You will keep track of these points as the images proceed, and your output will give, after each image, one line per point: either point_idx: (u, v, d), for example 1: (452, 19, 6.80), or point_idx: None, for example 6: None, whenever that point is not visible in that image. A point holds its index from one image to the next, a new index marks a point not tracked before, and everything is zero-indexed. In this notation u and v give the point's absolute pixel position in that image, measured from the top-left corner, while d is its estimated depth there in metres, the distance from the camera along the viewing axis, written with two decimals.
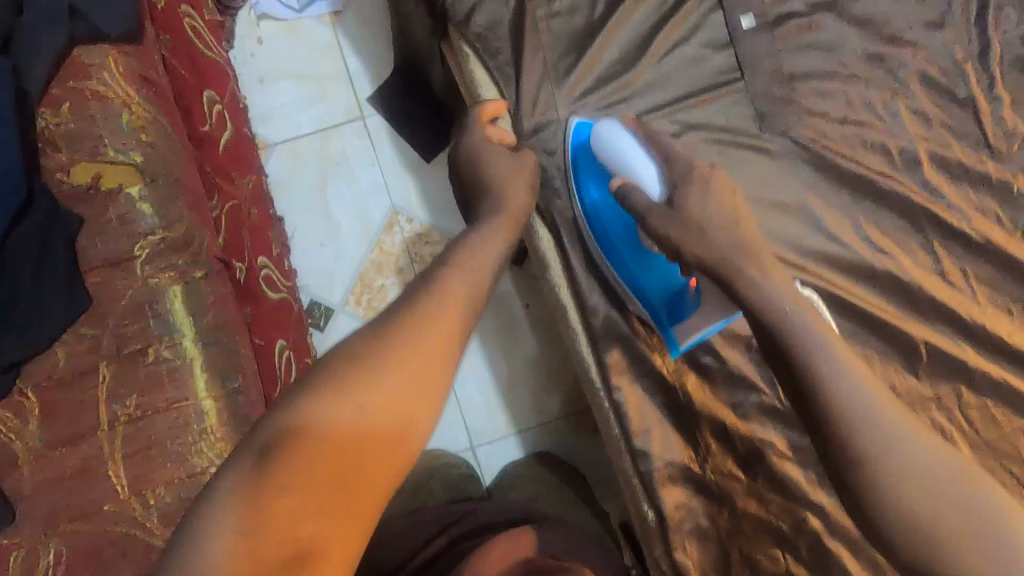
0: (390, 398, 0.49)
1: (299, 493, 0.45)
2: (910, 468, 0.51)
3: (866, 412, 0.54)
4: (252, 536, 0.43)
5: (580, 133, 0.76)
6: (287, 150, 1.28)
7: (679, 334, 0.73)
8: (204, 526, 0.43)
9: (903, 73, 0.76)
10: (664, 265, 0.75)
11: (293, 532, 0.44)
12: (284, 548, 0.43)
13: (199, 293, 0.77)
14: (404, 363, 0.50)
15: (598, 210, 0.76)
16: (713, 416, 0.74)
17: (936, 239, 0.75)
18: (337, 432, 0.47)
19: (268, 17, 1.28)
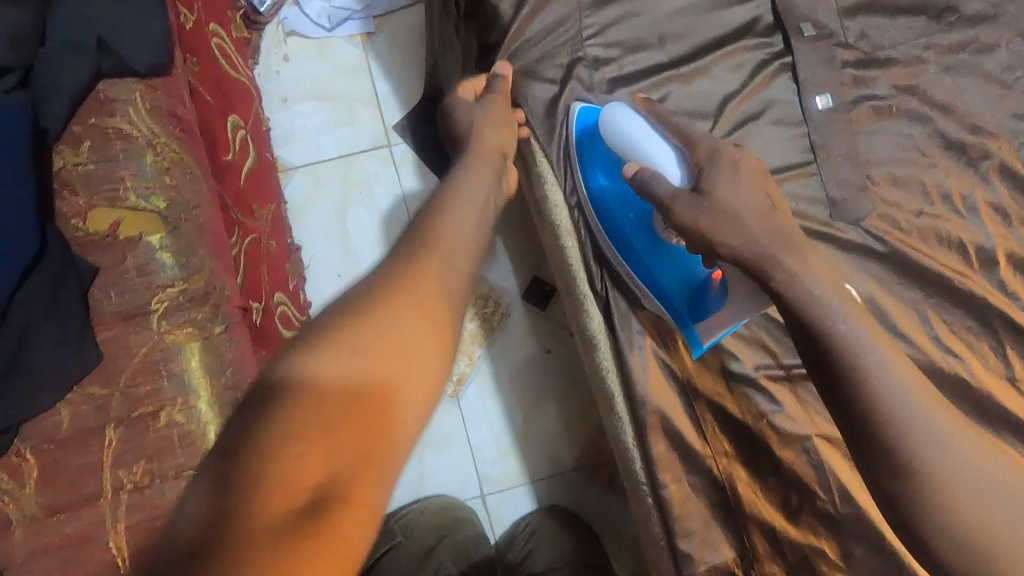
0: (387, 341, 0.45)
1: (305, 433, 0.40)
2: (952, 481, 0.50)
3: (912, 425, 0.51)
4: (259, 478, 0.38)
5: (585, 118, 0.70)
6: (308, 174, 1.22)
7: (702, 331, 0.67)
8: (205, 482, 0.38)
9: (983, 166, 0.70)
10: (681, 257, 0.70)
11: (304, 474, 0.38)
12: (299, 489, 0.38)
13: (217, 348, 0.71)
14: (396, 314, 0.47)
15: (609, 199, 0.72)
16: (763, 519, 0.68)
17: (1010, 343, 0.69)
18: (339, 372, 0.43)
19: (296, 34, 1.23)
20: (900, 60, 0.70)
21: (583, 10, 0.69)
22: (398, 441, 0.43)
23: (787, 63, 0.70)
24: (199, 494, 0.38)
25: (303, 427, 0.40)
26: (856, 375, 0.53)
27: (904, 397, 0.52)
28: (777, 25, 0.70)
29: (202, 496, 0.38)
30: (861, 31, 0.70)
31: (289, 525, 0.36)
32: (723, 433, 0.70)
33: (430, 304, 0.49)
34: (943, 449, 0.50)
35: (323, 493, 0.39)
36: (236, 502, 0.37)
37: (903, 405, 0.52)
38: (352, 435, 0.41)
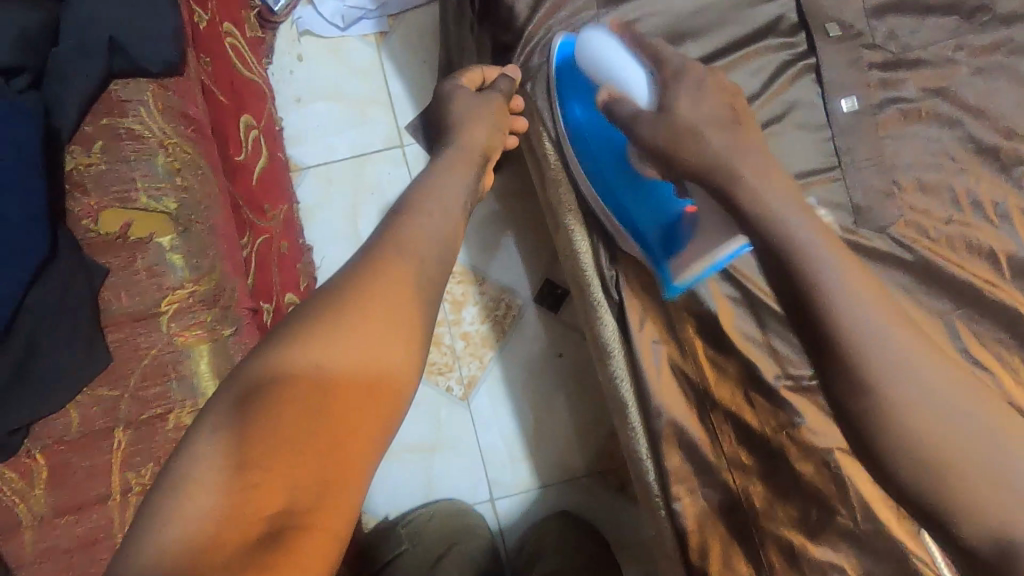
0: (347, 351, 0.45)
1: (266, 456, 0.41)
2: (926, 417, 0.45)
3: (887, 359, 0.47)
4: (224, 502, 0.39)
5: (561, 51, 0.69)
6: (320, 175, 1.21)
7: (674, 269, 0.65)
8: (174, 501, 0.39)
9: (1017, 172, 0.67)
10: (659, 192, 0.70)
11: (264, 499, 0.39)
12: (262, 513, 0.39)
13: (224, 351, 0.70)
14: (360, 319, 0.46)
15: (586, 134, 0.71)
16: (782, 536, 0.65)
17: None
18: (302, 390, 0.43)
19: (310, 33, 1.22)
20: (930, 61, 0.67)
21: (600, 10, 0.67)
22: (356, 456, 0.44)
23: (811, 65, 0.68)
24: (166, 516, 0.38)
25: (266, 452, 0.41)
26: (830, 312, 0.49)
27: (882, 332, 0.47)
28: (801, 24, 0.68)
29: (169, 518, 0.38)
30: (889, 31, 0.68)
31: (251, 552, 0.37)
32: (741, 446, 0.67)
33: (397, 312, 0.48)
34: (921, 385, 0.46)
35: (285, 516, 0.39)
36: (203, 526, 0.38)
37: (881, 340, 0.47)
38: (314, 457, 0.42)
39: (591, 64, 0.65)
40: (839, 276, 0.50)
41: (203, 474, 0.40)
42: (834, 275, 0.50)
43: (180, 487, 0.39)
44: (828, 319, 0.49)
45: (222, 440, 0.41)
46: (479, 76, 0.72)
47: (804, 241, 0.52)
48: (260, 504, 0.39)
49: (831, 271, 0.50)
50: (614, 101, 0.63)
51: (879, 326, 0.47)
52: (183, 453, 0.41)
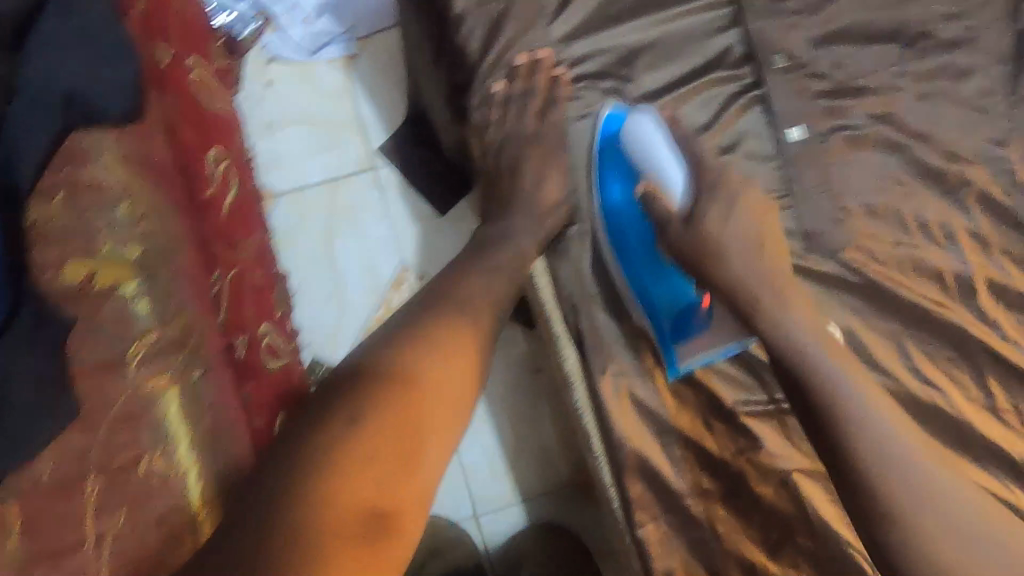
0: (399, 391, 0.57)
1: (348, 473, 0.53)
2: (925, 508, 0.57)
3: (892, 466, 0.58)
4: (324, 509, 0.51)
5: (609, 125, 0.70)
6: (294, 201, 1.22)
7: (680, 353, 0.68)
8: (284, 513, 0.50)
9: (962, 193, 0.69)
10: (672, 277, 0.72)
11: (354, 506, 0.52)
12: (359, 496, 0.53)
13: (197, 393, 0.74)
14: (406, 366, 0.58)
15: (619, 219, 0.72)
16: (743, 555, 0.67)
17: (992, 374, 0.68)
18: (370, 421, 0.55)
19: (278, 60, 1.22)
20: (875, 89, 0.69)
21: (552, 46, 0.68)
22: (416, 462, 0.56)
23: (756, 97, 0.69)
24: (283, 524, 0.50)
25: (353, 467, 0.53)
26: (846, 422, 0.59)
27: (890, 445, 0.58)
28: (748, 57, 0.69)
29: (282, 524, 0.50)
30: (836, 60, 0.68)
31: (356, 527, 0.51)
32: (705, 474, 0.68)
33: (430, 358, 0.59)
34: (924, 490, 0.57)
35: (372, 517, 0.52)
36: (309, 530, 0.50)
37: (889, 451, 0.58)
38: (386, 470, 0.54)
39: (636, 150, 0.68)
40: (857, 394, 0.60)
41: (306, 489, 0.51)
42: (852, 392, 0.60)
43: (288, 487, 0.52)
44: (846, 428, 0.59)
45: (306, 462, 0.52)
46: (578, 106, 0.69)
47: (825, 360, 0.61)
48: (359, 488, 0.53)
49: (850, 388, 0.60)
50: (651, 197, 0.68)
51: (888, 440, 0.59)
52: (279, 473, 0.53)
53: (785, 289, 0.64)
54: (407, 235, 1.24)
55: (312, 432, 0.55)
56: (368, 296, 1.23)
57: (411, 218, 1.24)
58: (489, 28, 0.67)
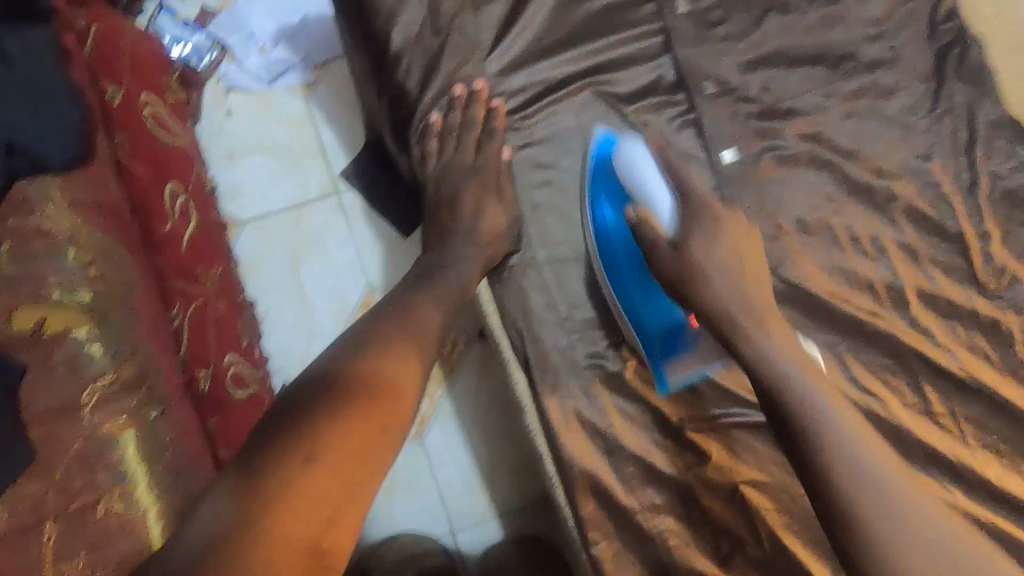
0: (354, 416, 0.51)
1: (289, 500, 0.47)
2: (899, 522, 0.50)
3: (864, 479, 0.52)
4: (258, 549, 0.45)
5: (601, 148, 0.69)
6: (258, 228, 1.23)
7: (670, 372, 0.68)
8: (215, 548, 0.44)
9: (890, 207, 0.71)
10: (660, 299, 0.70)
11: (292, 543, 0.46)
12: (301, 525, 0.46)
13: (155, 432, 0.74)
14: (365, 388, 0.53)
15: (611, 237, 0.69)
16: (696, 567, 0.69)
17: (925, 378, 0.71)
18: (321, 448, 0.49)
19: (235, 89, 1.23)
20: (803, 110, 0.71)
21: (489, 81, 0.69)
22: (365, 496, 0.51)
23: (690, 120, 0.71)
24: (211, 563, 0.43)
25: (298, 496, 0.47)
26: (813, 429, 0.55)
27: (863, 456, 0.53)
28: (680, 83, 0.71)
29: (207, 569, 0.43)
30: (763, 84, 0.71)
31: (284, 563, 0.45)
32: (655, 490, 0.70)
33: (386, 381, 0.55)
34: (894, 502, 0.51)
35: (312, 555, 0.46)
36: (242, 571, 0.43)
37: (857, 459, 0.53)
38: (331, 505, 0.48)
39: (625, 172, 0.67)
40: (826, 404, 0.56)
41: (243, 519, 0.46)
42: (821, 401, 0.56)
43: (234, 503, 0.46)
44: (811, 433, 0.55)
45: (246, 492, 0.47)
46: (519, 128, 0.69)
47: (795, 372, 0.58)
48: (300, 512, 0.47)
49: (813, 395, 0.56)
50: (645, 218, 0.64)
51: (860, 455, 0.53)
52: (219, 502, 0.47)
53: (761, 313, 0.62)
54: (373, 258, 1.25)
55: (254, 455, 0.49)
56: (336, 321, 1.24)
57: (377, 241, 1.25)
58: (427, 65, 0.68)
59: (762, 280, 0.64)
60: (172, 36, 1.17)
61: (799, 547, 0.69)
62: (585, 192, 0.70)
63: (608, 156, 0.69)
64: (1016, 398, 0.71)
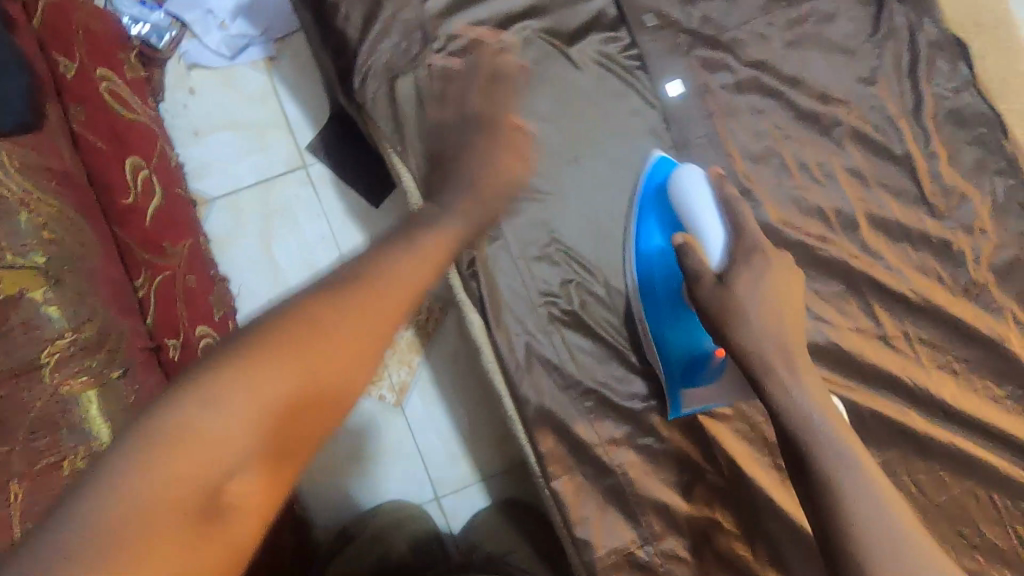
0: (301, 337, 0.35)
1: (184, 456, 0.31)
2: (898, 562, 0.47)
3: (872, 524, 0.49)
4: (152, 472, 0.30)
5: (658, 176, 0.69)
6: (227, 204, 1.23)
7: (685, 398, 0.68)
8: (114, 465, 0.30)
9: (836, 132, 0.71)
10: (694, 328, 0.67)
11: (195, 469, 0.31)
12: (196, 495, 0.31)
13: (118, 393, 0.70)
14: (340, 322, 0.36)
15: (650, 265, 0.68)
16: (656, 497, 0.70)
17: (876, 302, 0.72)
18: (234, 401, 0.33)
19: (198, 66, 1.23)
20: (745, 39, 0.71)
21: (429, 24, 0.69)
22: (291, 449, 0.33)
23: (634, 54, 0.71)
24: (115, 463, 0.30)
25: (223, 434, 0.32)
26: (825, 465, 0.52)
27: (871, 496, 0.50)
28: (621, 19, 0.71)
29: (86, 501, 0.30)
30: (703, 16, 0.71)
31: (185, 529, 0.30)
32: (614, 423, 0.70)
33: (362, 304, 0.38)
34: (891, 532, 0.48)
35: (218, 493, 0.31)
36: (130, 496, 0.30)
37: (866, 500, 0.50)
38: (251, 438, 0.32)
39: (682, 201, 0.66)
40: (843, 444, 0.53)
41: (140, 433, 0.32)
42: (833, 430, 0.53)
43: (132, 442, 0.32)
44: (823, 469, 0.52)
45: (153, 421, 0.32)
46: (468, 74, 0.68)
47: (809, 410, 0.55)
48: (208, 472, 0.31)
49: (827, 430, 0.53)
50: (686, 247, 0.61)
51: (871, 497, 0.50)
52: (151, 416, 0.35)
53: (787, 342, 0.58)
54: (345, 231, 1.26)
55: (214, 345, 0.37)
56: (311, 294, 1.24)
57: (348, 214, 1.26)
58: (367, 10, 0.68)
59: (795, 310, 0.60)
60: (131, 16, 1.16)
61: (755, 470, 0.70)
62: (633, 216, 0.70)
63: (662, 183, 0.69)
64: (967, 318, 0.71)
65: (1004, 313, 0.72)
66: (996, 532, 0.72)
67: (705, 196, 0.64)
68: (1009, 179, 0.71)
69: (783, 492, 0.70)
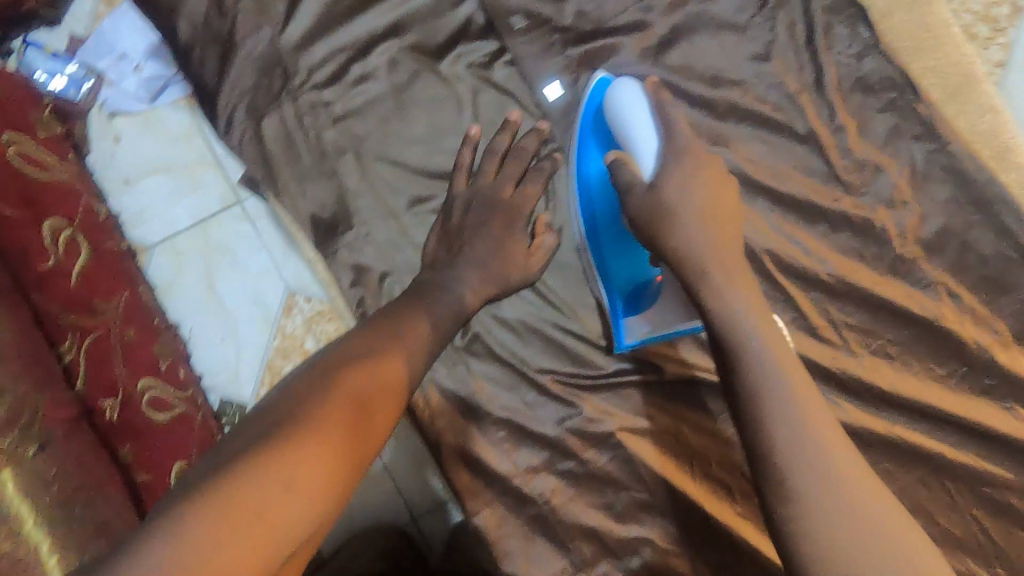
0: (354, 408, 0.48)
1: (313, 463, 0.43)
2: (836, 509, 0.42)
3: (798, 438, 0.45)
4: (237, 540, 0.39)
5: (597, 91, 0.65)
6: (169, 250, 1.10)
7: (628, 327, 0.66)
8: (262, 467, 0.42)
9: (732, 116, 0.67)
10: (638, 254, 0.66)
11: (270, 536, 0.40)
12: (322, 492, 0.43)
13: (38, 470, 0.66)
14: (380, 351, 0.53)
15: (589, 191, 0.66)
16: (583, 521, 0.67)
17: (796, 292, 0.68)
18: (341, 419, 0.47)
19: (120, 114, 1.09)
20: (624, 30, 0.66)
21: (286, 55, 0.65)
22: (331, 510, 0.44)
23: (508, 60, 0.67)
24: (263, 467, 0.42)
25: (333, 444, 0.45)
26: (760, 381, 0.48)
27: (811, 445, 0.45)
28: (490, 26, 0.67)
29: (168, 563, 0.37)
30: (578, 10, 0.66)
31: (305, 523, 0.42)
32: (532, 450, 0.67)
33: (362, 396, 0.49)
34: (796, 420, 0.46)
35: (327, 504, 0.44)
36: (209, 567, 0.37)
37: (825, 488, 0.43)
38: (341, 473, 0.45)
39: (615, 115, 0.61)
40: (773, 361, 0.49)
41: (228, 503, 0.40)
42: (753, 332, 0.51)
43: (274, 448, 0.43)
44: (757, 407, 0.47)
45: (303, 432, 0.44)
46: (343, 108, 0.66)
47: (769, 375, 0.48)
48: (328, 476, 0.44)
49: (795, 418, 0.46)
50: (618, 164, 0.59)
51: (805, 427, 0.46)
52: (195, 484, 0.41)
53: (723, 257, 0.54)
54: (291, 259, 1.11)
55: (314, 368, 0.50)
56: (262, 333, 1.09)
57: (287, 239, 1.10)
58: (221, 52, 0.65)
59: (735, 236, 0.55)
60: (45, 70, 1.06)
61: (683, 482, 0.67)
62: (574, 141, 0.66)
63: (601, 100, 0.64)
64: (895, 297, 0.67)
65: (935, 288, 0.67)
66: (951, 519, 0.68)
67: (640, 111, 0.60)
68: (926, 144, 0.66)
69: (715, 502, 0.67)
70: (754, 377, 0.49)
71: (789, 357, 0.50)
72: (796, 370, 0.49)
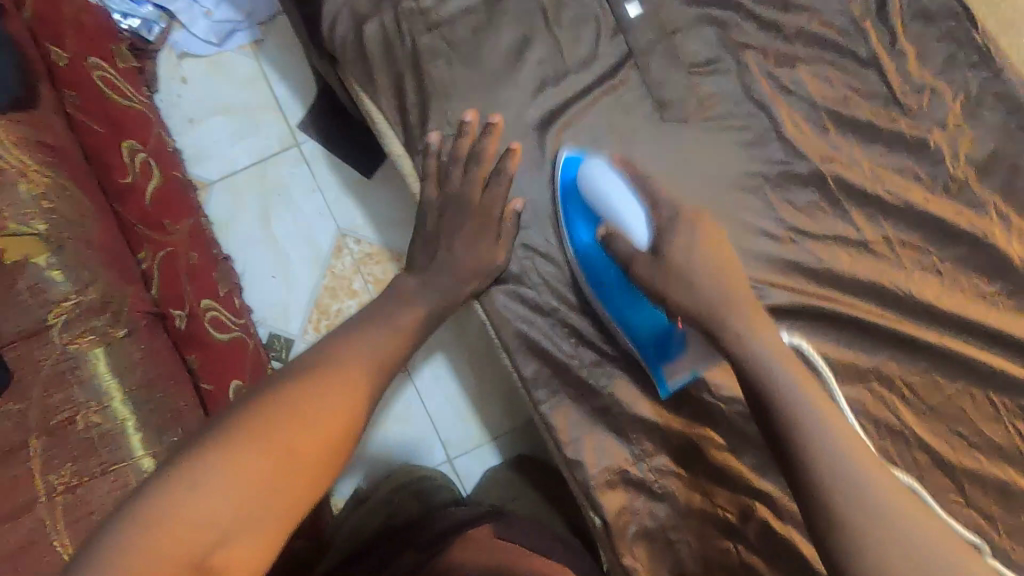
0: (348, 372, 0.54)
1: (304, 409, 0.50)
2: (865, 500, 0.48)
3: (820, 441, 0.51)
4: (244, 462, 0.46)
5: (568, 169, 0.70)
6: (227, 187, 1.06)
7: (667, 370, 0.68)
8: (265, 408, 0.50)
9: (799, 39, 0.72)
10: (647, 308, 0.69)
11: (269, 463, 0.47)
12: (312, 436, 0.49)
13: (122, 352, 0.67)
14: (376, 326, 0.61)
15: (593, 264, 0.69)
16: (644, 413, 0.71)
17: (854, 208, 0.72)
18: (338, 377, 0.54)
19: (188, 55, 1.05)
20: None
21: None
22: (321, 457, 0.49)
23: None
24: (266, 409, 0.50)
25: (322, 395, 0.51)
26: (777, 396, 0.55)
27: (832, 444, 0.51)
28: None
29: (191, 468, 0.46)
30: None
31: (297, 458, 0.48)
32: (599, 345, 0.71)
33: (355, 360, 0.56)
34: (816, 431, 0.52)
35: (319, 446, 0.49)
36: (222, 476, 0.45)
37: (847, 485, 0.49)
38: (332, 423, 0.51)
39: (592, 195, 0.66)
40: (790, 376, 0.55)
41: (239, 429, 0.48)
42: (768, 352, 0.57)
43: (277, 394, 0.51)
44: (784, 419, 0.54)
45: (304, 382, 0.52)
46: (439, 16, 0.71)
47: (790, 388, 0.55)
48: (321, 423, 0.50)
49: (821, 432, 0.52)
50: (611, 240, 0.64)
51: (825, 433, 0.52)
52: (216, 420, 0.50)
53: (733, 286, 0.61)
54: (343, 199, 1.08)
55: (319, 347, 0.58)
56: (313, 271, 1.07)
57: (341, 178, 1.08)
58: None
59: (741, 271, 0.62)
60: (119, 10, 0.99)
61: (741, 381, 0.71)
62: (561, 220, 0.70)
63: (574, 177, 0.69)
64: (947, 215, 0.71)
65: (985, 208, 0.71)
66: (994, 429, 0.71)
67: (613, 184, 0.64)
68: (981, 71, 0.71)
69: None
70: (774, 397, 0.55)
71: (794, 366, 0.56)
72: (806, 377, 0.56)
